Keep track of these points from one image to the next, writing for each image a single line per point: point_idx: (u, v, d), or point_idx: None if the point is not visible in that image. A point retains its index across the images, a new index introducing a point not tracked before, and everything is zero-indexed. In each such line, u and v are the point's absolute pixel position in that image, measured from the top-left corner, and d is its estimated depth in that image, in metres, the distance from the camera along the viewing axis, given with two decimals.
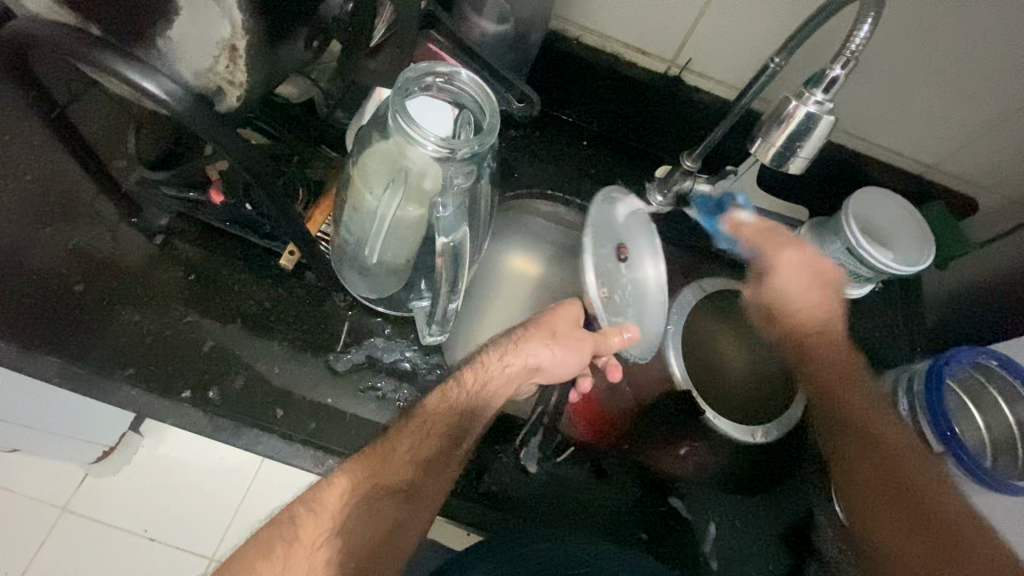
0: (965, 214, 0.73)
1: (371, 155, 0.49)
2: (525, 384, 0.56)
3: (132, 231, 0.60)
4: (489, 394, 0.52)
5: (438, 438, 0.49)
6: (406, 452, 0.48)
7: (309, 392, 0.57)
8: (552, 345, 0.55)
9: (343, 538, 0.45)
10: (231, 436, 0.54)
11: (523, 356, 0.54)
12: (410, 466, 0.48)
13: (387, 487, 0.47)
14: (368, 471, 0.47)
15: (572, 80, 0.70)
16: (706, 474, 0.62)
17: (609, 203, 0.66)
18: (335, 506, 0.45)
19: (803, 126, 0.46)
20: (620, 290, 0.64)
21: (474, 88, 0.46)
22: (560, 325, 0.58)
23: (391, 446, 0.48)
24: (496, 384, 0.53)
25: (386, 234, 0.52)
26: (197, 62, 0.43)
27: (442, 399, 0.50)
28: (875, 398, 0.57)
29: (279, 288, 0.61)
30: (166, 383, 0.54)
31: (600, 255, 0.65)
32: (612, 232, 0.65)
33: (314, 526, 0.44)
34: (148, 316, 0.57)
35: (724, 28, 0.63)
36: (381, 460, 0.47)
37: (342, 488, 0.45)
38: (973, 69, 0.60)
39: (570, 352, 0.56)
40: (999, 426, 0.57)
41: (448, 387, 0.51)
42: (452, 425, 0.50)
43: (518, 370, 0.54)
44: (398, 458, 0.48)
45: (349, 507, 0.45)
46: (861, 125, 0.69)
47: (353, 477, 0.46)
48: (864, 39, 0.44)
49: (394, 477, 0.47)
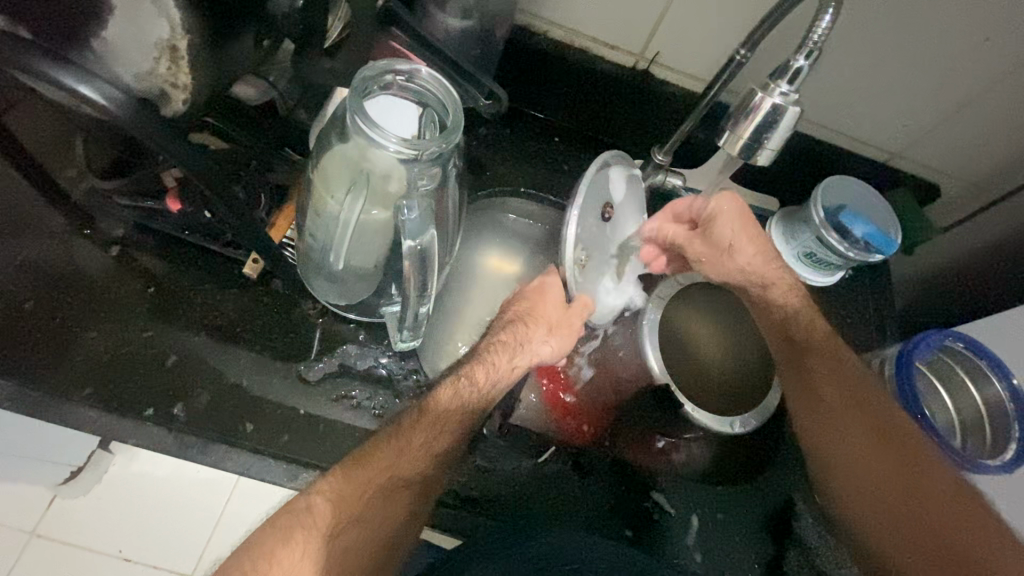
0: (929, 199, 0.75)
1: (332, 158, 0.47)
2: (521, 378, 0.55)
3: (86, 242, 0.57)
4: (491, 393, 0.51)
5: (451, 429, 0.49)
6: (422, 444, 0.47)
7: (279, 405, 0.55)
8: (553, 339, 0.54)
9: (355, 525, 0.44)
10: (197, 453, 0.52)
11: (528, 353, 0.53)
12: (422, 457, 0.47)
13: (405, 476, 0.46)
14: (386, 460, 0.45)
15: (541, 76, 0.69)
16: (687, 460, 0.62)
17: (602, 161, 0.59)
18: (351, 494, 0.43)
19: (769, 117, 0.46)
20: (597, 253, 0.60)
21: (436, 85, 0.45)
22: (551, 312, 0.55)
23: (406, 440, 0.46)
24: (502, 383, 0.52)
25: (351, 238, 0.50)
26: (138, 64, 0.41)
27: (454, 389, 0.49)
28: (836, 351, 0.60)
29: (245, 298, 0.59)
30: (127, 402, 0.52)
31: (589, 220, 0.58)
32: (602, 192, 0.60)
33: (332, 507, 0.42)
34: (106, 331, 0.54)
35: (689, 22, 0.63)
36: (397, 449, 0.46)
37: (368, 471, 0.44)
38: (933, 56, 0.61)
39: (567, 343, 0.55)
40: (967, 407, 0.61)
41: (464, 385, 0.49)
42: (464, 417, 0.49)
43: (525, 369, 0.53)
44: (414, 450, 0.47)
45: (365, 495, 0.44)
46: (828, 116, 0.70)
47: (368, 465, 0.45)
48: (826, 29, 0.43)
49: (411, 466, 0.46)
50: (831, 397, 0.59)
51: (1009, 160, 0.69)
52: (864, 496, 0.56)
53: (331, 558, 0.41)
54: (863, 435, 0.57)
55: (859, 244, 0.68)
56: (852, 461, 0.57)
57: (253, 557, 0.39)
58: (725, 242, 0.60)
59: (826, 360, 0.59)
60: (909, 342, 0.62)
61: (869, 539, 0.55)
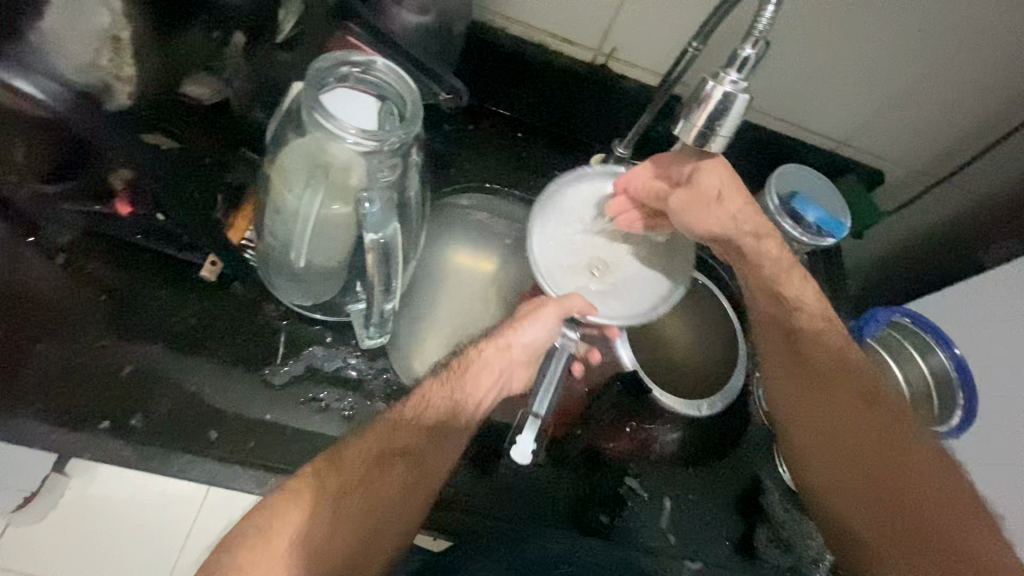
0: (876, 184, 0.79)
1: (290, 153, 0.47)
2: (518, 376, 0.55)
3: (33, 251, 0.55)
4: (468, 385, 0.51)
5: (438, 407, 0.49)
6: (411, 420, 0.47)
7: (244, 411, 0.53)
8: (521, 327, 0.54)
9: (359, 494, 0.43)
10: (158, 464, 0.50)
11: (496, 340, 0.53)
12: (418, 430, 0.47)
13: (399, 447, 0.46)
14: (377, 436, 0.46)
15: (501, 72, 0.70)
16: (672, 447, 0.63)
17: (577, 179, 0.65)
18: (355, 461, 0.44)
19: (721, 105, 0.47)
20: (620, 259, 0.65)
21: (394, 77, 0.46)
22: (522, 308, 0.56)
23: (398, 417, 0.47)
24: (477, 371, 0.52)
25: (311, 235, 0.49)
26: (77, 57, 0.40)
27: (440, 385, 0.50)
28: (821, 308, 0.60)
29: (203, 303, 0.57)
30: (80, 415, 0.49)
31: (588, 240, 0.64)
32: (592, 204, 0.65)
33: (336, 478, 0.43)
34: (56, 343, 0.52)
35: (643, 17, 0.64)
36: (388, 426, 0.46)
37: (360, 445, 0.45)
38: (871, 48, 0.65)
39: (545, 330, 0.55)
40: (917, 378, 0.64)
41: (445, 378, 0.51)
42: (448, 398, 0.50)
43: (492, 354, 0.53)
44: (407, 423, 0.47)
45: (366, 464, 0.44)
46: (778, 107, 0.72)
47: (368, 436, 0.45)
48: (770, 19, 0.45)
49: (404, 440, 0.46)
50: (818, 355, 0.58)
51: (943, 144, 0.74)
52: (831, 447, 0.56)
53: (338, 522, 0.42)
54: (842, 390, 0.57)
55: (811, 230, 0.70)
56: (830, 420, 0.56)
57: (266, 518, 0.40)
58: (712, 191, 0.60)
59: (811, 315, 0.59)
60: (860, 320, 0.66)
61: (827, 485, 0.55)
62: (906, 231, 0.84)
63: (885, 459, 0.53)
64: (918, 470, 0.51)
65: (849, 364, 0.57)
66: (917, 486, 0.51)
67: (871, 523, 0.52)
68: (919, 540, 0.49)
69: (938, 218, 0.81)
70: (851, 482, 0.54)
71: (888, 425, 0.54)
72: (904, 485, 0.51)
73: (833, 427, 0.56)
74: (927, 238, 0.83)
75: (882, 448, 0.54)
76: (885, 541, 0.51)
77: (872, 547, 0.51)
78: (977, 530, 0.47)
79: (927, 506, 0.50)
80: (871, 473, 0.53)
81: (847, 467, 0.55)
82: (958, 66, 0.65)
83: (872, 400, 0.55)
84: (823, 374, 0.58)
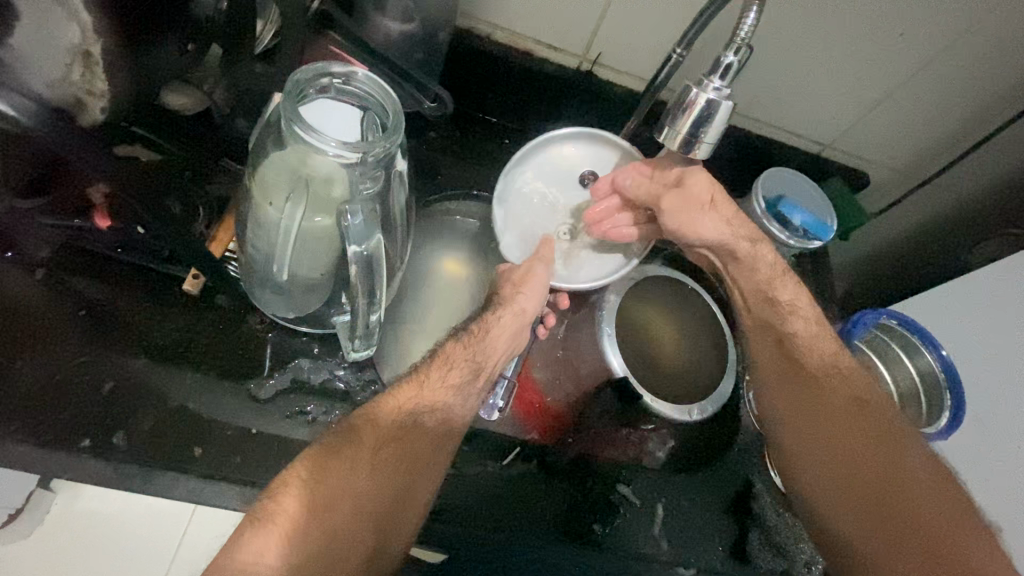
0: (861, 186, 0.79)
1: (270, 164, 0.46)
2: (523, 335, 0.56)
3: (9, 267, 0.54)
4: (488, 348, 0.53)
5: (461, 367, 0.51)
6: (437, 379, 0.49)
7: (229, 426, 0.52)
8: (524, 290, 0.56)
9: (396, 446, 0.45)
10: (140, 483, 0.48)
11: (511, 307, 0.54)
12: (445, 390, 0.49)
13: (428, 404, 0.48)
14: (407, 394, 0.48)
15: (486, 79, 0.70)
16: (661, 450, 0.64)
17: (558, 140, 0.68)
18: (387, 421, 0.46)
19: (704, 113, 0.48)
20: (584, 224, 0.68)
21: (376, 87, 0.45)
22: (517, 270, 0.58)
23: (423, 376, 0.49)
24: (496, 335, 0.53)
25: (293, 247, 0.48)
26: (47, 72, 0.40)
27: (464, 347, 0.51)
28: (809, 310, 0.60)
29: (187, 317, 0.56)
30: (60, 434, 0.48)
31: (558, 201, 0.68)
32: (568, 169, 0.69)
33: (372, 432, 0.45)
34: (34, 361, 0.51)
35: (627, 25, 0.64)
36: (417, 385, 0.48)
37: (392, 404, 0.47)
38: (854, 54, 0.65)
39: (541, 289, 0.57)
40: (904, 378, 0.65)
41: (467, 341, 0.52)
42: (470, 359, 0.51)
43: (511, 320, 0.54)
44: (433, 384, 0.49)
45: (397, 422, 0.46)
46: (762, 111, 0.73)
47: (395, 399, 0.47)
48: (751, 26, 0.45)
49: (433, 398, 0.48)
50: (812, 358, 0.58)
51: (928, 146, 0.74)
52: (821, 451, 0.56)
53: (377, 472, 0.44)
54: (834, 392, 0.57)
55: (798, 232, 0.70)
56: (822, 425, 0.56)
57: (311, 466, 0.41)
58: (705, 195, 0.60)
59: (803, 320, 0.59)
60: (848, 323, 0.66)
61: (817, 487, 0.55)
62: (894, 231, 0.85)
63: (877, 461, 0.53)
64: (909, 472, 0.51)
65: (841, 369, 0.58)
66: (906, 489, 0.51)
67: (861, 525, 0.52)
68: (910, 540, 0.49)
69: (923, 218, 0.82)
70: (842, 485, 0.54)
71: (881, 429, 0.54)
72: (896, 485, 0.51)
73: (824, 431, 0.56)
74: (913, 238, 0.84)
75: (875, 450, 0.54)
76: (875, 541, 0.50)
77: (862, 547, 0.51)
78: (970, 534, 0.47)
79: (920, 506, 0.50)
80: (862, 474, 0.53)
81: (839, 470, 0.54)
82: (939, 70, 0.66)
83: (863, 403, 0.56)
84: (815, 378, 0.58)
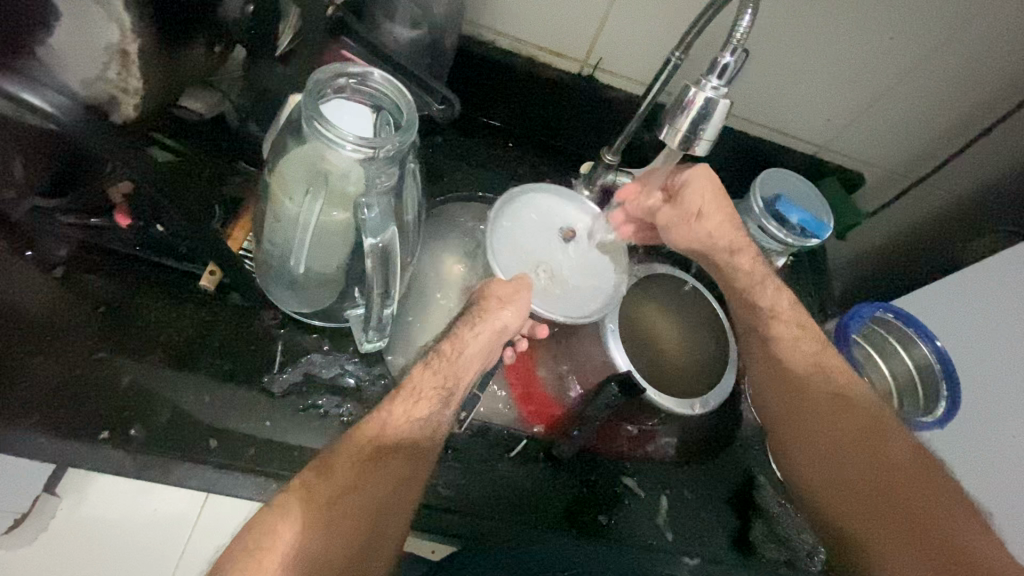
0: (856, 185, 0.81)
1: (289, 162, 0.48)
2: (495, 350, 0.57)
3: (28, 265, 0.55)
4: (461, 369, 0.53)
5: (429, 398, 0.51)
6: (402, 413, 0.49)
7: (243, 420, 0.54)
8: (501, 306, 0.55)
9: (383, 462, 0.46)
10: (158, 474, 0.50)
11: (488, 322, 0.54)
12: (406, 424, 0.49)
13: (394, 443, 0.47)
14: (371, 432, 0.47)
15: (490, 83, 0.72)
16: (663, 449, 0.64)
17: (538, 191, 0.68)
18: (355, 458, 0.45)
19: (702, 111, 0.49)
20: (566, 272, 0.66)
21: (390, 87, 0.47)
22: (500, 286, 0.56)
23: (386, 411, 0.49)
24: (470, 355, 0.53)
25: (310, 241, 0.50)
26: (85, 71, 0.43)
27: (425, 371, 0.52)
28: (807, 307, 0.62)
29: (203, 313, 0.58)
30: (78, 425, 0.49)
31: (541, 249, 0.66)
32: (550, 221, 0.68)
33: (346, 466, 0.45)
34: (51, 356, 0.52)
35: (627, 30, 0.66)
36: (380, 425, 0.48)
37: (362, 437, 0.47)
38: (846, 57, 0.67)
39: (518, 312, 0.55)
40: (902, 372, 0.66)
41: (435, 364, 0.52)
42: (439, 385, 0.52)
43: (486, 338, 0.53)
44: (411, 408, 0.49)
45: (368, 456, 0.46)
46: (758, 113, 0.75)
47: (361, 437, 0.47)
48: (746, 28, 0.47)
49: (398, 432, 0.48)
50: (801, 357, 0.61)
51: (920, 146, 0.76)
52: (818, 446, 0.60)
53: (364, 496, 0.44)
54: (832, 388, 0.60)
55: (796, 231, 0.71)
56: (819, 420, 0.60)
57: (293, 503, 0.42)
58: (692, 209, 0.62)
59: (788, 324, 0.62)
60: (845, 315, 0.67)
61: (819, 482, 0.60)
62: (890, 230, 0.87)
63: (873, 454, 0.56)
64: (903, 464, 0.55)
65: (829, 366, 0.61)
66: (900, 481, 0.55)
67: (858, 517, 0.56)
68: (903, 529, 0.53)
69: (918, 217, 0.84)
70: (840, 479, 0.58)
71: (876, 423, 0.58)
72: (890, 477, 0.55)
73: (822, 427, 0.60)
74: (910, 236, 0.86)
75: (872, 445, 0.57)
76: (871, 531, 0.55)
77: (859, 537, 0.56)
78: (960, 521, 0.51)
79: (912, 496, 0.54)
80: (860, 469, 0.57)
81: (837, 464, 0.59)
82: (929, 72, 0.68)
83: (858, 398, 0.59)
84: (812, 375, 0.61)
